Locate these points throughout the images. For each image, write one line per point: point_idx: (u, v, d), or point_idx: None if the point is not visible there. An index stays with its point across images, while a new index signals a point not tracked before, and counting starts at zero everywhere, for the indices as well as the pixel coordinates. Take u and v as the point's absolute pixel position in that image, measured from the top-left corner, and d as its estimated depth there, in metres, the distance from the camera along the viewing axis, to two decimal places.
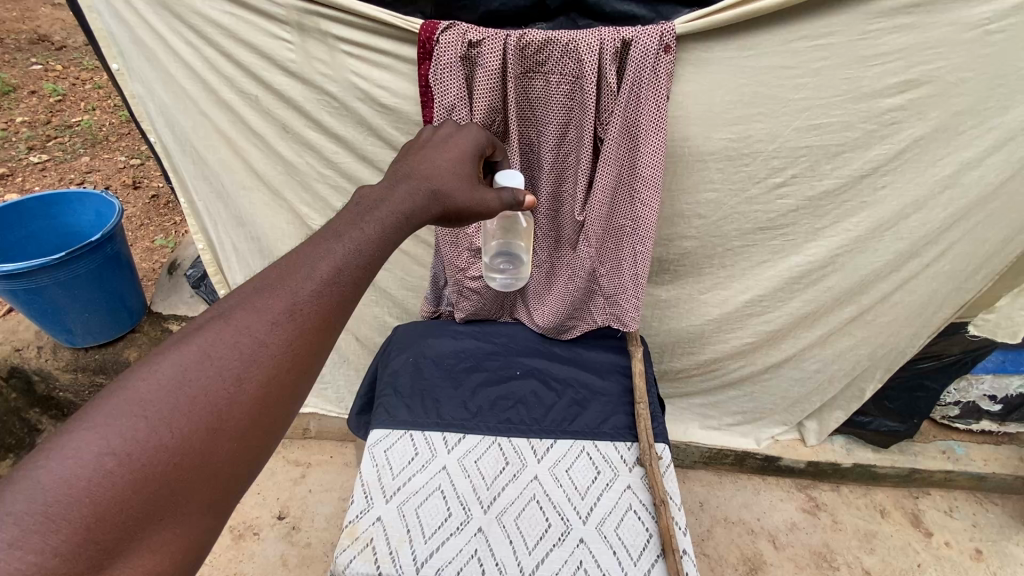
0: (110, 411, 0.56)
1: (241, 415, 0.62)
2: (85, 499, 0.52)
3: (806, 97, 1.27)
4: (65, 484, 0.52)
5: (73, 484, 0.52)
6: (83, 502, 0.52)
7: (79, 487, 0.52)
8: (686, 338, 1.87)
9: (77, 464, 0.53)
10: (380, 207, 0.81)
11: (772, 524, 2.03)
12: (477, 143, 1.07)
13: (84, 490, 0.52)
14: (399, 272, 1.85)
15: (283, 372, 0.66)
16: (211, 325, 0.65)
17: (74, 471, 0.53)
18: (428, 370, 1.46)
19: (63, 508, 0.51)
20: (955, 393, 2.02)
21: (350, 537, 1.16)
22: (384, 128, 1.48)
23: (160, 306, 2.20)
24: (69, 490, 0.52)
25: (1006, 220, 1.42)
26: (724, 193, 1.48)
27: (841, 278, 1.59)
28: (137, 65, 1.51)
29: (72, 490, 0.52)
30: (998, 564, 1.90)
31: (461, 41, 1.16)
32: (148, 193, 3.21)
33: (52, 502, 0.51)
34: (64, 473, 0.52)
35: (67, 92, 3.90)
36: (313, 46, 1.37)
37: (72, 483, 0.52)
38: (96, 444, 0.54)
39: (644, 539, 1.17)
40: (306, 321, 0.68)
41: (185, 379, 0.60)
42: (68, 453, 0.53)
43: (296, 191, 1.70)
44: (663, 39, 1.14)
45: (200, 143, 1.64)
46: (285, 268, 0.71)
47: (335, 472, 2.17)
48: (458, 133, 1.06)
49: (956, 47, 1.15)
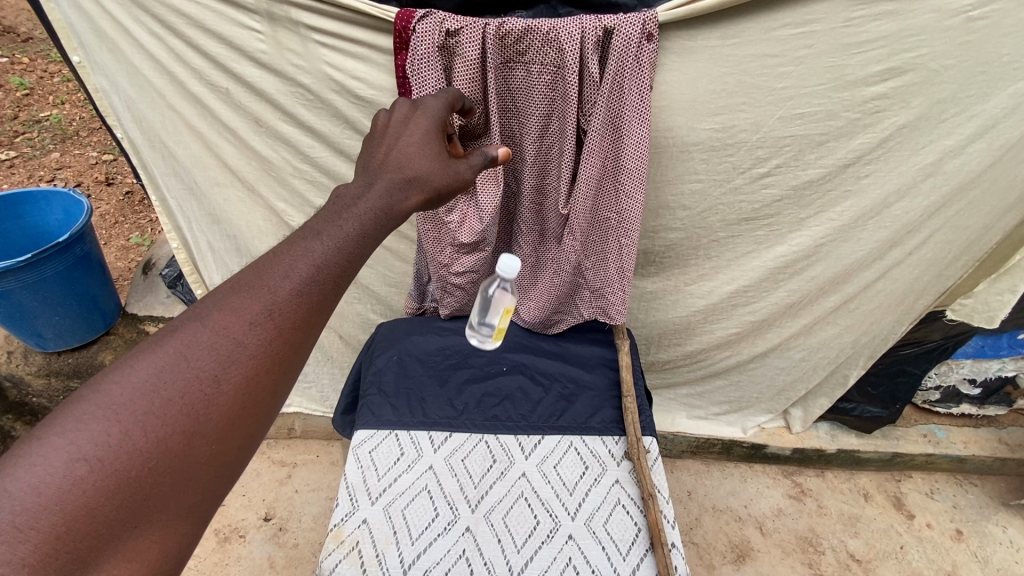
0: (81, 415, 0.53)
1: (219, 417, 0.59)
2: (55, 508, 0.50)
3: (790, 87, 1.26)
4: (34, 492, 0.49)
5: (42, 492, 0.50)
6: (51, 511, 0.49)
7: (49, 495, 0.50)
8: (673, 330, 1.87)
9: (48, 471, 0.50)
10: (357, 205, 0.79)
11: (759, 511, 2.05)
12: (438, 114, 0.98)
13: (55, 498, 0.50)
14: (381, 269, 1.81)
15: (261, 373, 0.63)
16: (187, 326, 0.61)
17: (42, 479, 0.50)
18: (414, 368, 1.44)
19: (32, 517, 0.49)
20: (936, 378, 2.05)
21: (335, 542, 1.13)
22: (360, 121, 1.44)
23: (135, 307, 2.13)
24: (38, 498, 0.49)
25: (986, 208, 1.43)
26: (709, 184, 1.46)
27: (824, 267, 1.59)
28: (99, 57, 1.46)
29: (41, 499, 0.49)
30: (977, 544, 1.94)
31: (438, 30, 1.13)
32: (122, 189, 3.13)
33: (18, 512, 0.48)
34: (33, 481, 0.50)
35: (34, 85, 3.76)
36: (284, 36, 1.33)
37: (42, 490, 0.50)
38: (67, 450, 0.52)
39: (632, 533, 1.16)
40: (286, 322, 0.65)
41: (160, 382, 0.57)
42: (37, 460, 0.51)
43: (273, 186, 1.66)
44: (645, 27, 1.13)
45: (170, 138, 1.59)
46: (263, 267, 0.67)
47: (321, 472, 2.14)
48: (416, 112, 0.96)
49: (937, 35, 1.15)
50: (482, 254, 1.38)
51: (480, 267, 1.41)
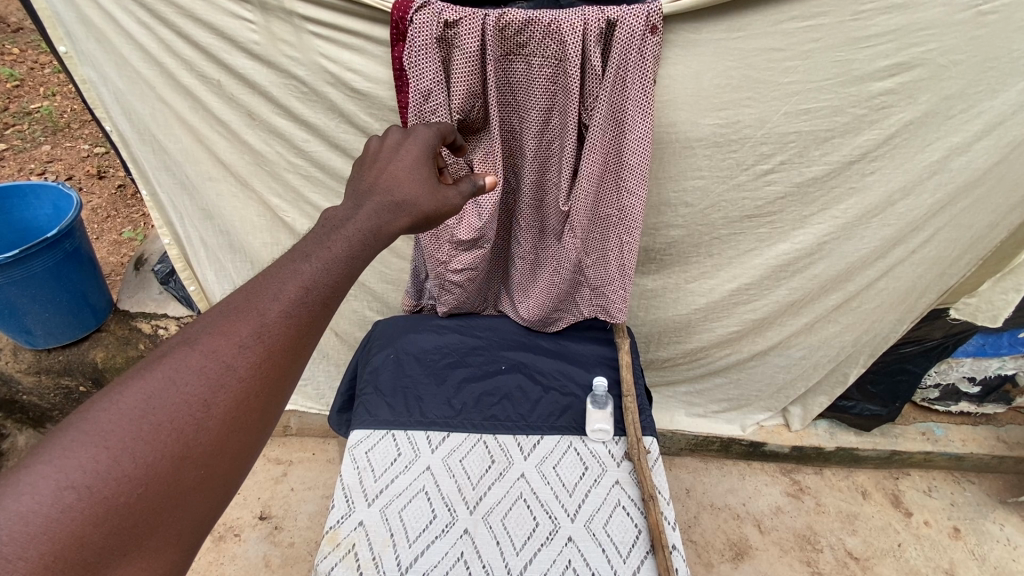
0: (68, 442, 0.51)
1: (209, 440, 0.57)
2: (43, 536, 0.48)
3: (795, 81, 1.23)
4: (21, 521, 0.47)
5: (28, 521, 0.47)
6: (39, 540, 0.47)
7: (36, 524, 0.48)
8: (673, 328, 1.85)
9: (33, 500, 0.48)
10: (346, 226, 0.75)
11: (757, 509, 2.04)
12: (429, 145, 0.98)
13: (42, 527, 0.48)
14: (377, 265, 1.79)
15: (252, 396, 0.60)
16: (176, 349, 0.59)
17: (28, 508, 0.48)
18: (411, 367, 1.42)
19: (18, 546, 0.46)
20: (936, 376, 2.04)
21: (331, 544, 1.11)
22: (356, 114, 1.40)
23: (127, 304, 2.09)
24: (25, 527, 0.47)
25: (992, 206, 1.41)
26: (712, 180, 1.44)
27: (826, 265, 1.57)
28: (87, 48, 1.42)
29: (28, 528, 0.47)
30: (975, 542, 1.94)
31: (436, 21, 1.09)
32: (115, 182, 3.09)
33: (5, 542, 0.46)
34: (18, 509, 0.48)
35: (25, 77, 3.70)
36: (278, 27, 1.30)
37: (28, 519, 0.47)
38: (54, 479, 0.50)
39: (633, 535, 1.14)
40: (277, 343, 0.62)
41: (149, 408, 0.55)
42: (24, 488, 0.49)
43: (266, 181, 1.63)
44: (649, 20, 1.10)
45: (161, 131, 1.56)
46: (253, 288, 0.64)
47: (317, 470, 2.12)
48: (407, 140, 0.97)
49: (947, 30, 1.12)
50: (481, 251, 1.35)
51: (479, 265, 1.38)
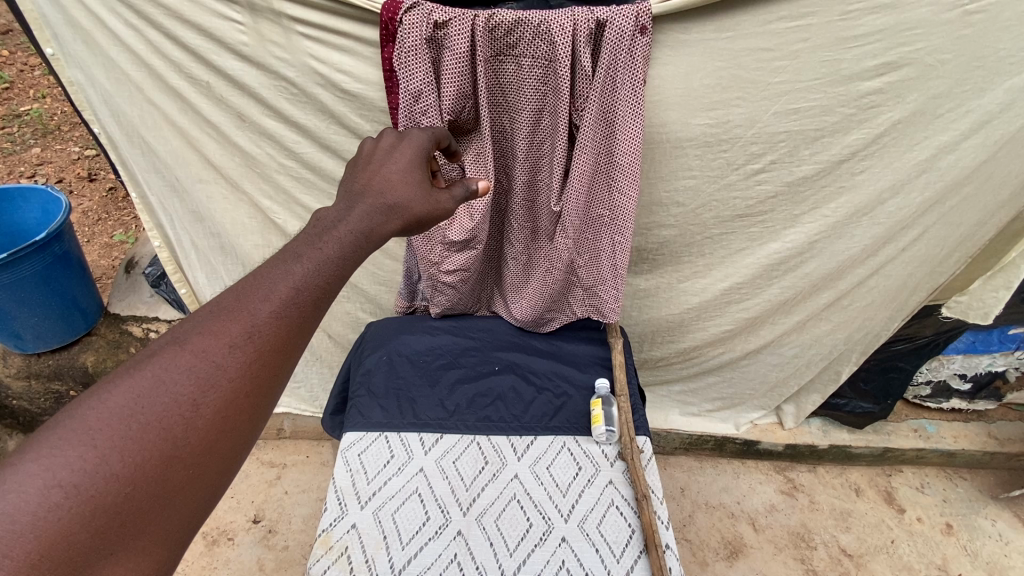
0: (57, 440, 0.51)
1: (198, 441, 0.56)
2: (30, 534, 0.47)
3: (784, 81, 1.24)
4: (8, 519, 0.47)
5: (15, 520, 0.47)
6: (26, 538, 0.47)
7: (23, 522, 0.47)
8: (666, 327, 1.85)
9: (21, 498, 0.48)
10: (337, 227, 0.75)
11: (752, 507, 2.05)
12: (422, 146, 0.98)
13: (28, 526, 0.47)
14: (369, 268, 1.78)
15: (241, 397, 0.59)
16: (166, 350, 0.58)
17: (15, 506, 0.47)
18: (403, 369, 1.41)
19: (6, 544, 0.46)
20: (927, 373, 2.05)
21: (323, 547, 1.11)
22: (347, 115, 1.40)
23: (118, 308, 2.08)
24: (12, 526, 0.47)
25: (980, 204, 1.42)
26: (702, 180, 1.45)
27: (818, 264, 1.58)
28: (74, 50, 1.41)
29: (15, 526, 0.47)
30: (967, 538, 1.95)
31: (426, 22, 1.09)
32: (106, 184, 3.07)
33: None
34: (5, 508, 0.47)
35: (15, 79, 3.68)
36: (266, 28, 1.29)
37: (16, 518, 0.47)
38: (41, 477, 0.49)
39: (626, 535, 1.14)
40: (266, 344, 0.61)
41: (138, 407, 0.55)
42: (11, 487, 0.48)
43: (256, 182, 1.62)
44: (639, 19, 1.10)
45: (149, 133, 1.55)
46: (243, 288, 0.64)
47: (311, 473, 2.11)
48: (402, 141, 0.97)
49: (934, 29, 1.13)
50: (473, 253, 1.34)
51: (471, 266, 1.38)
